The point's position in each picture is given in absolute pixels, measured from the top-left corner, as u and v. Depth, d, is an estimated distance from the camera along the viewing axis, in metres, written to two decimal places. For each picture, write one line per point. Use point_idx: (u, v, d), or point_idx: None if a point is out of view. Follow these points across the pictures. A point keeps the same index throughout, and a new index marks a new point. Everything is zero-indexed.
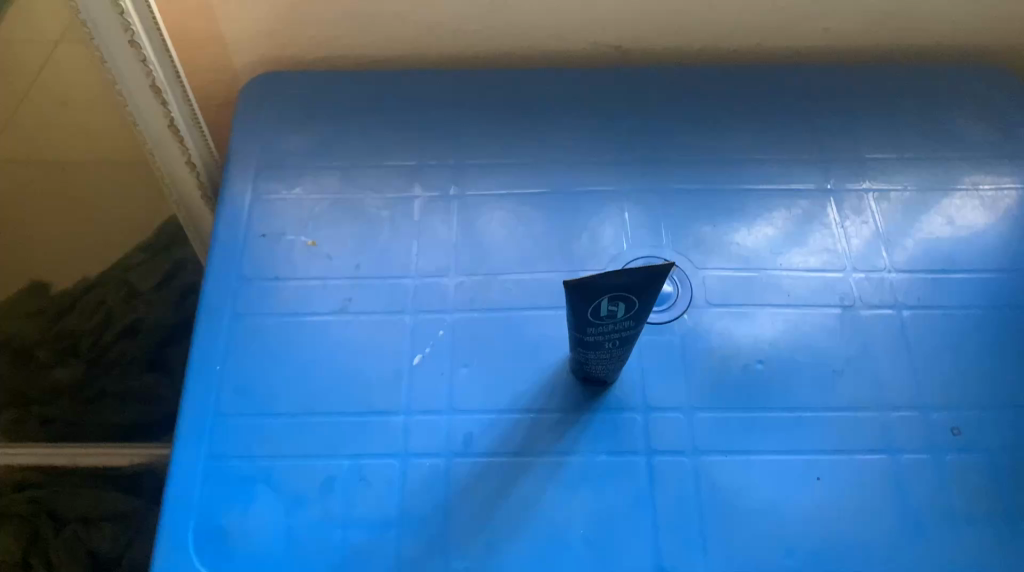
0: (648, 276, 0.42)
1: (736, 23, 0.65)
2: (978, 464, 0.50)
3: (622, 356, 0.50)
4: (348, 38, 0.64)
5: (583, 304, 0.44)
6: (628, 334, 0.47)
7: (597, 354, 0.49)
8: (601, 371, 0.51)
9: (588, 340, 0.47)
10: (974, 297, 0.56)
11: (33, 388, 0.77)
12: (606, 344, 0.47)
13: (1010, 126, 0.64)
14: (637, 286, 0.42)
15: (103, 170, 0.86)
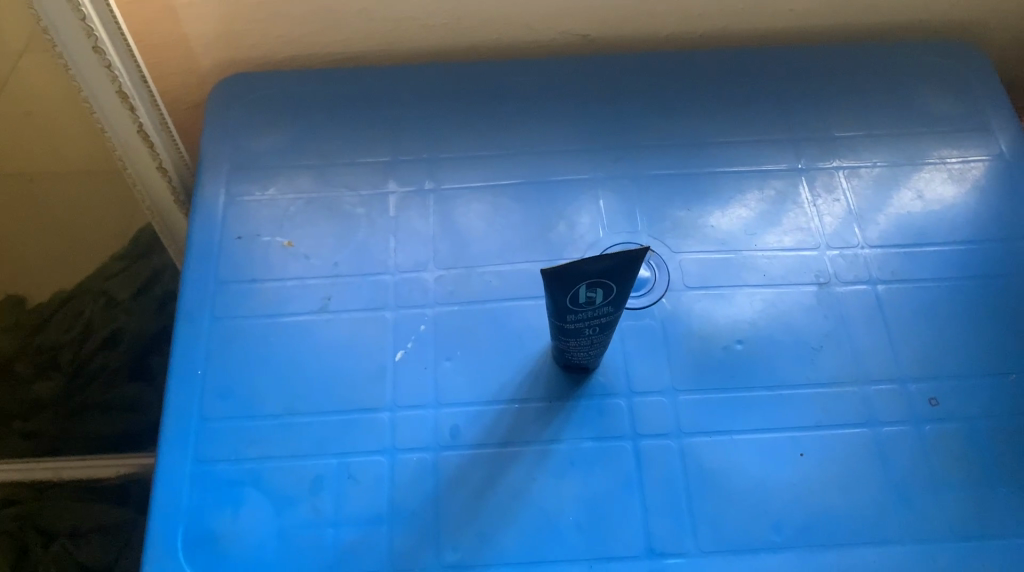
0: (628, 262, 0.40)
1: (699, 10, 0.66)
2: (958, 431, 0.50)
3: (603, 342, 0.49)
4: (326, 32, 0.65)
5: (562, 292, 0.42)
6: (608, 320, 0.46)
7: (578, 340, 0.47)
8: (583, 356, 0.50)
9: (569, 328, 0.46)
10: (947, 269, 0.56)
11: (11, 402, 0.81)
12: (586, 331, 0.46)
13: (977, 100, 0.65)
14: (615, 272, 0.41)
15: (88, 186, 0.84)
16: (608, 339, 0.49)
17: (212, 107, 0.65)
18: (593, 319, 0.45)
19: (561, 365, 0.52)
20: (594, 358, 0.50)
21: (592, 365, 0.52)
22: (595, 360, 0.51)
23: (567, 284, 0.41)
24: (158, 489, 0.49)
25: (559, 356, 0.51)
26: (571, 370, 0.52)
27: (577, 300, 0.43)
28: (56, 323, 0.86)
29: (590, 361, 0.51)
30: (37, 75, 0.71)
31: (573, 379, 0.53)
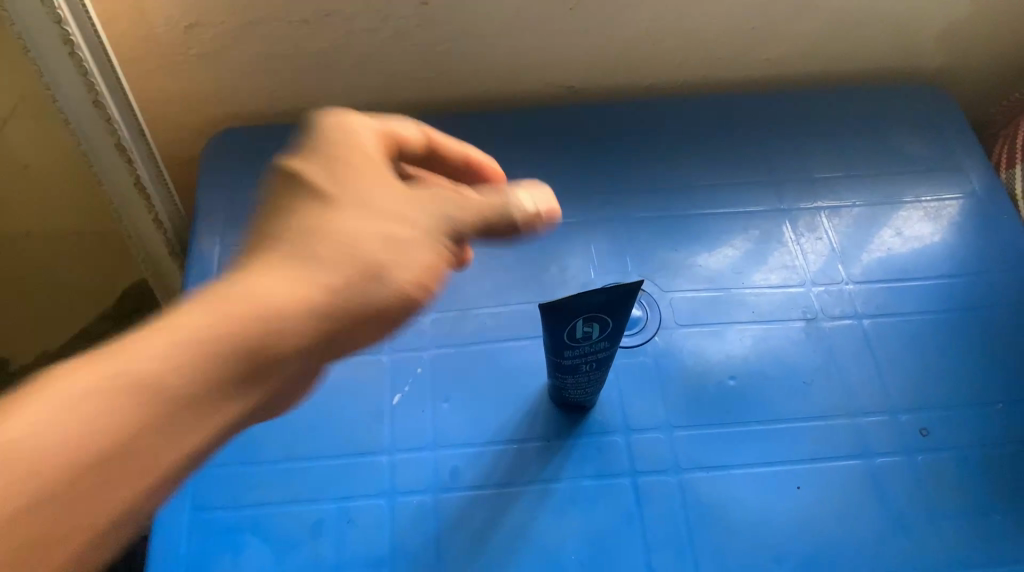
0: (624, 294, 0.41)
1: (677, 60, 0.69)
2: (950, 460, 0.51)
3: (601, 377, 0.49)
4: (318, 86, 0.68)
5: (558, 324, 0.43)
6: (607, 354, 0.47)
7: (576, 375, 0.48)
8: (582, 392, 0.50)
9: (568, 362, 0.47)
10: (929, 303, 0.58)
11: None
12: (584, 365, 0.47)
13: (947, 141, 0.67)
14: (611, 304, 0.41)
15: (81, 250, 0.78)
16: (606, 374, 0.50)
17: (208, 159, 0.67)
18: (591, 353, 0.46)
19: (559, 403, 0.53)
20: (593, 392, 0.51)
21: (591, 401, 0.52)
22: (594, 395, 0.51)
23: (564, 316, 0.42)
24: (158, 538, 0.48)
25: (558, 394, 0.52)
26: (570, 408, 0.53)
27: (574, 332, 0.44)
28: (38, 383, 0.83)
29: (589, 396, 0.51)
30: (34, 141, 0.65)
31: (573, 418, 0.53)
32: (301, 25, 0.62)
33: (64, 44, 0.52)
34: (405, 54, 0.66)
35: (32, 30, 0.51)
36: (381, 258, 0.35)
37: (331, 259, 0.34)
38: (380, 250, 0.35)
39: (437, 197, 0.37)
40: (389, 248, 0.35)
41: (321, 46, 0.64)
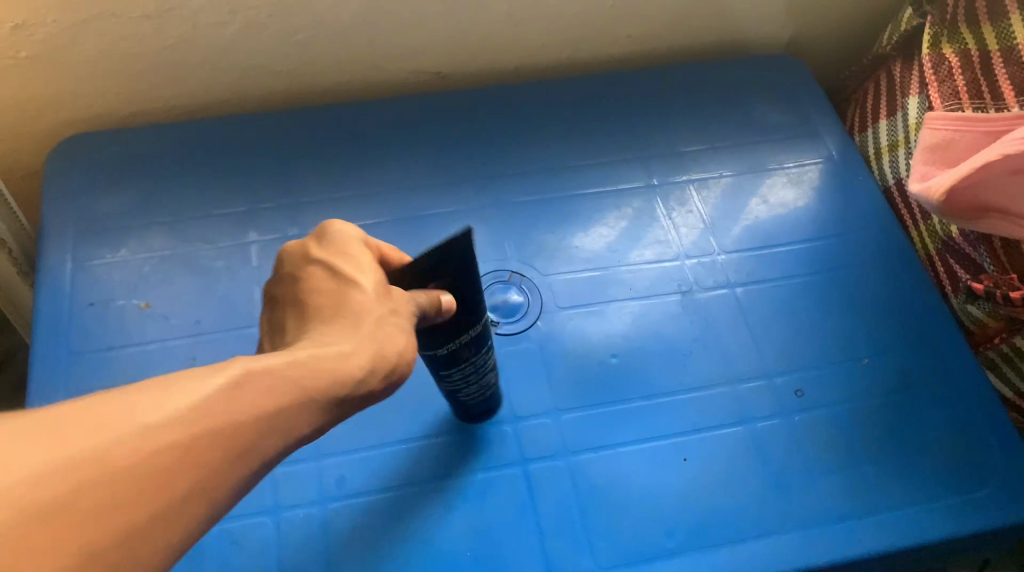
0: (438, 248, 0.37)
1: (542, 41, 0.69)
2: (824, 418, 0.53)
3: (488, 365, 0.47)
4: (167, 85, 0.63)
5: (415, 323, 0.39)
6: (479, 335, 0.43)
7: (457, 374, 0.45)
8: (476, 390, 0.48)
9: (444, 361, 0.43)
10: (796, 266, 0.60)
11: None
12: (461, 356, 0.43)
13: (805, 106, 0.70)
14: (437, 266, 0.38)
15: None
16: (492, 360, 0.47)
17: (51, 171, 0.62)
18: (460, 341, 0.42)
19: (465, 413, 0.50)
20: (488, 384, 0.49)
21: (494, 395, 0.51)
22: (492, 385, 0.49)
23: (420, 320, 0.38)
24: None
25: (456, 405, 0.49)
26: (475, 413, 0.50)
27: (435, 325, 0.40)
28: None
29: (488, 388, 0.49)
30: None
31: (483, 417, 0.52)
32: (142, 21, 0.58)
33: None
34: (258, 47, 0.62)
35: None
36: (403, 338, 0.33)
37: (366, 331, 0.32)
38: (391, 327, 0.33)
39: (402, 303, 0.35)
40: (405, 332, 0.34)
41: (166, 43, 0.60)
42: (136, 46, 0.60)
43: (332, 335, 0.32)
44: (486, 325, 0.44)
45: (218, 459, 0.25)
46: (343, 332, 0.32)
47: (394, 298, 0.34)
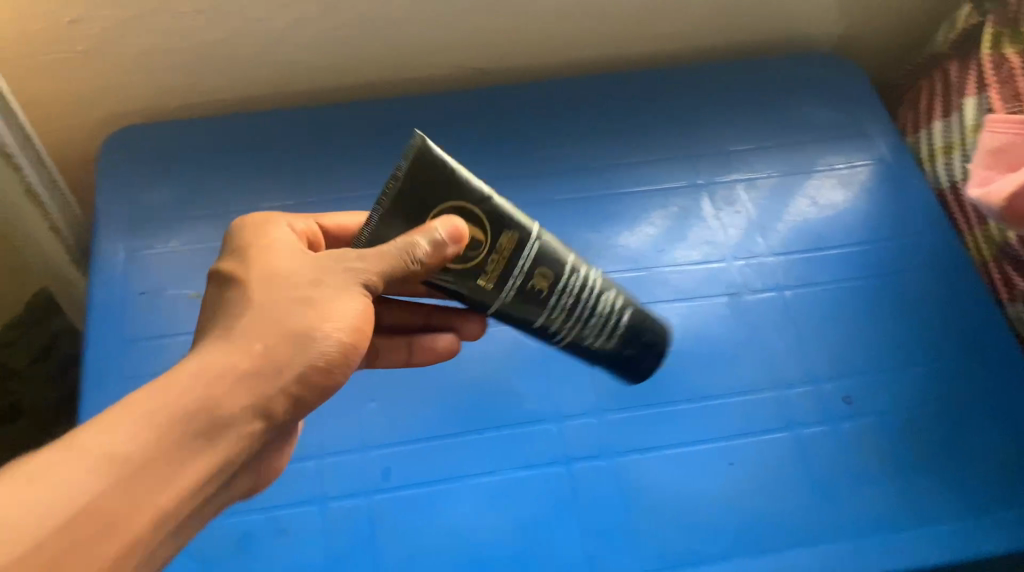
0: (415, 165, 0.35)
1: (587, 36, 0.68)
2: (872, 426, 0.52)
3: (590, 294, 0.38)
4: (217, 79, 0.64)
5: (444, 277, 0.37)
6: (532, 256, 0.37)
7: (554, 323, 0.38)
8: (603, 332, 0.39)
9: (531, 308, 0.37)
10: (846, 270, 0.59)
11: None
12: (536, 291, 0.37)
13: (856, 106, 0.68)
14: (422, 195, 0.35)
15: None
16: (597, 285, 0.39)
17: (104, 161, 0.63)
18: (514, 277, 0.36)
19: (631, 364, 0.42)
20: (620, 315, 0.40)
21: (647, 327, 0.41)
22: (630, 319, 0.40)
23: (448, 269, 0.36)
24: None
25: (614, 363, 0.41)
26: (640, 358, 0.42)
27: (469, 262, 0.36)
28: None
29: (629, 323, 0.40)
30: None
31: (655, 359, 0.42)
32: (194, 15, 0.59)
33: None
34: (306, 41, 0.63)
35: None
36: (334, 308, 0.35)
37: (269, 339, 0.34)
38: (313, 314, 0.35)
39: (386, 253, 0.35)
40: (341, 305, 0.35)
41: (216, 37, 0.61)
42: (187, 40, 0.60)
43: (232, 340, 0.34)
44: (536, 234, 0.37)
45: (165, 452, 0.30)
46: (237, 342, 0.33)
47: (329, 268, 0.36)
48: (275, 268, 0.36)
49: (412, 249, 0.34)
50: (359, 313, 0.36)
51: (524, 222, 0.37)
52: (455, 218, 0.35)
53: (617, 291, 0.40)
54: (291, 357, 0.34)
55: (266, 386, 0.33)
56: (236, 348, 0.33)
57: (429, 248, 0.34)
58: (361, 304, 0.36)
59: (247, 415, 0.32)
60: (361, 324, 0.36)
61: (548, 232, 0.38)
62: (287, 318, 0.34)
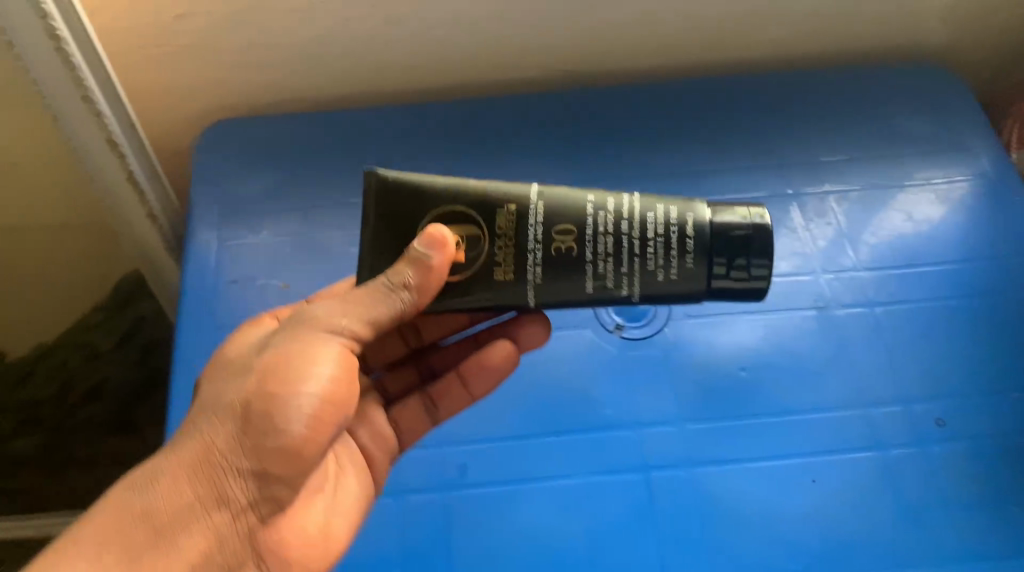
0: (382, 196, 0.41)
1: (678, 41, 0.67)
2: (964, 451, 0.50)
3: (630, 225, 0.38)
4: (310, 75, 0.66)
5: (467, 295, 0.40)
6: (539, 221, 0.39)
7: (608, 272, 0.38)
8: (673, 255, 0.38)
9: (574, 270, 0.39)
10: (941, 289, 0.57)
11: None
12: (564, 249, 0.39)
13: (957, 119, 0.66)
14: (400, 220, 0.40)
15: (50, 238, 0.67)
16: (635, 212, 0.39)
17: (199, 153, 0.65)
18: (532, 249, 0.39)
19: (740, 278, 0.38)
20: (683, 228, 0.38)
21: (732, 226, 0.38)
22: (700, 234, 0.38)
23: (463, 282, 0.40)
24: None
25: (718, 291, 0.39)
26: (744, 266, 0.38)
27: (480, 261, 0.39)
28: (17, 375, 0.72)
29: (703, 232, 0.38)
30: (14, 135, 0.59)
31: (766, 260, 0.38)
32: (292, 13, 0.60)
33: (50, 39, 0.51)
34: (398, 40, 0.64)
35: (15, 18, 0.50)
36: (288, 370, 0.37)
37: (217, 422, 0.37)
38: (258, 384, 0.37)
39: (368, 293, 0.38)
40: (293, 365, 0.37)
41: (312, 35, 0.62)
42: (284, 38, 0.62)
43: (189, 434, 0.37)
44: (534, 198, 0.39)
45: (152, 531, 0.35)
46: (194, 430, 0.37)
47: (297, 327, 0.39)
48: (248, 360, 0.40)
49: (395, 274, 0.38)
50: (323, 369, 0.37)
51: (515, 193, 0.40)
52: (436, 226, 0.38)
53: (670, 206, 0.39)
54: (235, 436, 0.36)
55: (217, 472, 0.36)
56: (189, 439, 0.37)
57: (413, 266, 0.38)
58: (337, 350, 0.38)
59: (200, 510, 0.36)
60: (320, 383, 0.37)
61: (555, 190, 0.40)
62: (234, 398, 0.37)
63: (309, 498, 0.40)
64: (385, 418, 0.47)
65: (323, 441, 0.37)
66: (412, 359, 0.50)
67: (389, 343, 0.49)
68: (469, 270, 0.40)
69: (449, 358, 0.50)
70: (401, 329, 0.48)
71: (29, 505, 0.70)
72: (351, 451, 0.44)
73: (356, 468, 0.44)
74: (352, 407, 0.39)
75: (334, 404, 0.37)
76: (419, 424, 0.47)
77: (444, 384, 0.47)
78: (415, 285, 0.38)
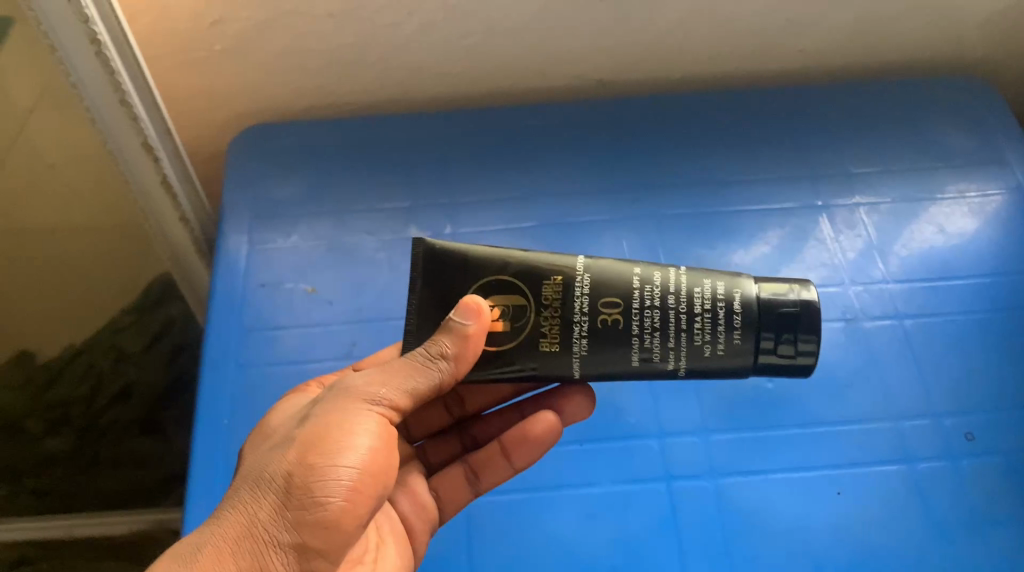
0: (429, 263, 0.42)
1: (710, 51, 0.67)
2: (996, 467, 0.49)
3: (677, 300, 0.39)
4: (344, 82, 0.67)
5: (509, 364, 0.41)
6: (585, 292, 0.40)
7: (654, 346, 0.39)
8: (720, 331, 0.38)
9: (619, 342, 0.39)
10: (973, 302, 0.56)
11: (19, 460, 0.72)
12: (609, 321, 0.39)
13: (991, 133, 0.65)
14: (444, 288, 0.41)
15: (85, 241, 0.68)
16: (683, 287, 0.39)
17: (231, 157, 0.66)
18: (577, 321, 0.40)
19: (787, 353, 0.39)
20: (730, 305, 0.39)
21: (780, 301, 0.38)
22: (748, 310, 0.38)
23: (507, 351, 0.41)
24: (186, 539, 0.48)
25: (764, 365, 0.39)
26: (791, 341, 0.38)
27: (523, 331, 0.40)
28: (47, 376, 0.72)
29: (751, 308, 0.39)
30: (53, 137, 0.61)
31: (813, 336, 0.38)
32: (327, 20, 0.61)
33: (92, 44, 0.53)
34: (429, 48, 0.64)
35: (56, 22, 0.51)
36: (329, 439, 0.36)
37: (257, 492, 0.35)
38: (300, 452, 0.35)
39: (408, 363, 0.39)
40: (334, 436, 0.36)
41: (345, 42, 0.63)
42: (318, 44, 0.63)
43: (228, 507, 0.35)
44: (580, 270, 0.40)
45: None
46: (234, 502, 0.35)
47: (334, 398, 0.39)
48: (284, 434, 0.38)
49: (435, 345, 0.39)
50: (362, 441, 0.36)
51: (561, 265, 0.41)
52: (472, 297, 0.39)
53: (718, 281, 0.39)
54: (278, 506, 0.34)
55: (259, 544, 0.33)
56: (230, 511, 0.34)
57: (449, 336, 0.39)
58: (375, 422, 0.38)
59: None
60: (360, 454, 0.36)
61: (602, 262, 0.41)
62: (274, 466, 0.35)
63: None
64: (425, 489, 0.46)
65: (362, 513, 0.36)
66: (455, 429, 0.50)
67: (432, 412, 0.49)
68: (514, 339, 0.41)
69: (491, 428, 0.50)
70: (444, 399, 0.49)
71: (62, 503, 0.72)
72: (392, 523, 0.44)
73: (394, 532, 0.44)
74: (388, 481, 0.38)
75: (372, 476, 0.36)
76: (460, 494, 0.46)
77: (484, 455, 0.46)
78: (453, 355, 0.39)
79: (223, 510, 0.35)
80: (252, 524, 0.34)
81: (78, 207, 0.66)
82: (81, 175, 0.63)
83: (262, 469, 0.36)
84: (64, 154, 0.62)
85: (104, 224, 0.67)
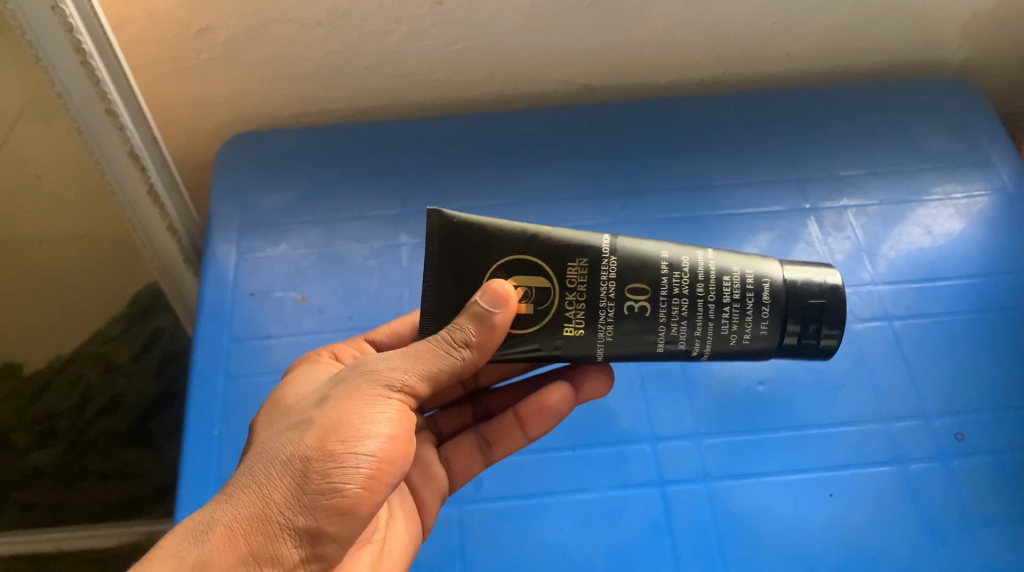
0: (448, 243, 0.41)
1: (697, 56, 0.68)
2: (987, 466, 0.49)
3: (706, 286, 0.39)
4: (333, 89, 0.67)
5: (529, 345, 0.41)
6: (611, 277, 0.39)
7: (681, 333, 0.39)
8: (749, 320, 0.39)
9: (644, 329, 0.39)
10: (960, 303, 0.56)
11: (5, 473, 0.70)
12: (636, 308, 0.39)
13: (976, 136, 0.65)
14: (464, 269, 0.41)
15: (74, 252, 0.68)
16: (712, 273, 0.39)
17: (221, 165, 0.66)
18: (603, 307, 0.39)
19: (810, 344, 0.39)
20: (759, 294, 0.39)
21: (808, 292, 0.39)
22: (776, 291, 0.39)
23: (529, 333, 0.40)
24: None
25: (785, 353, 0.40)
26: (816, 333, 0.39)
27: (546, 312, 0.40)
28: (35, 386, 0.72)
29: (779, 297, 0.39)
30: (38, 148, 0.60)
31: (836, 330, 0.39)
32: (314, 28, 0.61)
33: (76, 53, 0.52)
34: (417, 54, 0.64)
35: (39, 29, 0.51)
36: (349, 426, 0.35)
37: (272, 473, 0.34)
38: (319, 437, 0.35)
39: (429, 347, 0.39)
40: (354, 422, 0.35)
41: (333, 49, 0.63)
42: (305, 52, 0.63)
43: (240, 485, 0.34)
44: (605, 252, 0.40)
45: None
46: (247, 481, 0.34)
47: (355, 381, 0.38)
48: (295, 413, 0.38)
49: (458, 332, 0.38)
50: (382, 428, 0.36)
51: (586, 246, 0.40)
52: (496, 281, 0.39)
53: (747, 268, 0.39)
54: (295, 490, 0.33)
55: (272, 528, 0.33)
56: (241, 489, 0.33)
57: (473, 323, 0.38)
58: (394, 408, 0.37)
59: (253, 565, 0.32)
60: (379, 442, 0.35)
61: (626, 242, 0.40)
62: (292, 450, 0.35)
63: (355, 550, 0.40)
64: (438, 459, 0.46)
65: (378, 500, 0.35)
66: (468, 401, 0.50)
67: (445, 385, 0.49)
68: (536, 322, 0.40)
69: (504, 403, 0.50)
70: None
71: (50, 517, 0.69)
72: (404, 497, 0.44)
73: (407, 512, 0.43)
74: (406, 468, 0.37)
75: (390, 464, 0.35)
76: (472, 464, 0.46)
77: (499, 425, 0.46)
78: (476, 343, 0.38)
79: (233, 487, 0.34)
80: (263, 505, 0.33)
81: (67, 217, 0.65)
82: (67, 184, 0.63)
83: (277, 450, 0.35)
84: (50, 163, 0.61)
85: (91, 232, 0.67)
